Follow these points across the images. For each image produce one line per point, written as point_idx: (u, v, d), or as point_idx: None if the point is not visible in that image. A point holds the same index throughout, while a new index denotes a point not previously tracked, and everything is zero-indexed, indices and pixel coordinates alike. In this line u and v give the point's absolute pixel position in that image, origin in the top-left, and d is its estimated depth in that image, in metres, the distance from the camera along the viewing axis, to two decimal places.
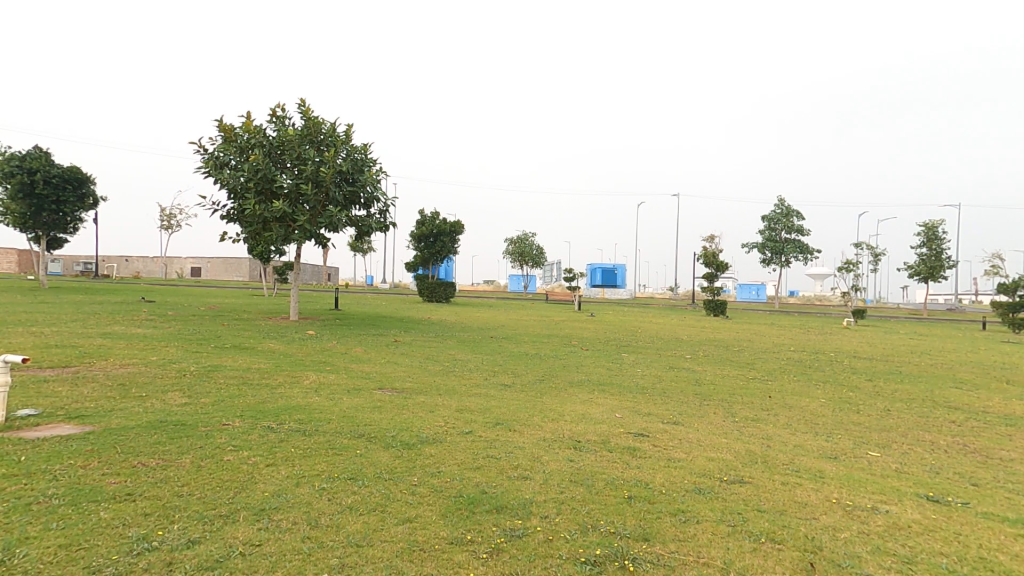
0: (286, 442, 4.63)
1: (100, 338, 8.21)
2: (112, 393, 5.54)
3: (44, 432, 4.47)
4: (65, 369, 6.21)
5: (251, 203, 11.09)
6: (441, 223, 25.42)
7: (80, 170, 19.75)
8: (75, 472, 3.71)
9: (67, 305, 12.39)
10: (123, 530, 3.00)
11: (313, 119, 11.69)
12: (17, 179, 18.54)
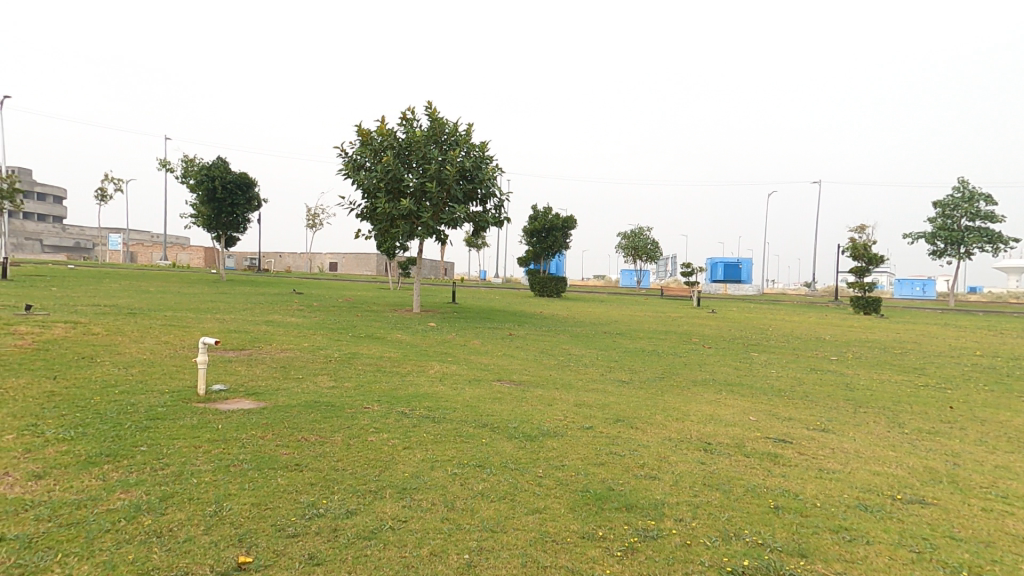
0: (419, 426, 4.97)
1: (264, 324, 9.44)
2: (276, 374, 6.36)
3: (231, 405, 5.28)
4: (242, 351, 7.24)
5: (381, 201, 11.99)
6: (555, 218, 25.53)
7: (248, 177, 22.69)
8: (256, 442, 4.36)
9: (239, 295, 14.44)
10: (297, 496, 3.47)
11: (438, 120, 12.33)
12: (203, 188, 21.84)
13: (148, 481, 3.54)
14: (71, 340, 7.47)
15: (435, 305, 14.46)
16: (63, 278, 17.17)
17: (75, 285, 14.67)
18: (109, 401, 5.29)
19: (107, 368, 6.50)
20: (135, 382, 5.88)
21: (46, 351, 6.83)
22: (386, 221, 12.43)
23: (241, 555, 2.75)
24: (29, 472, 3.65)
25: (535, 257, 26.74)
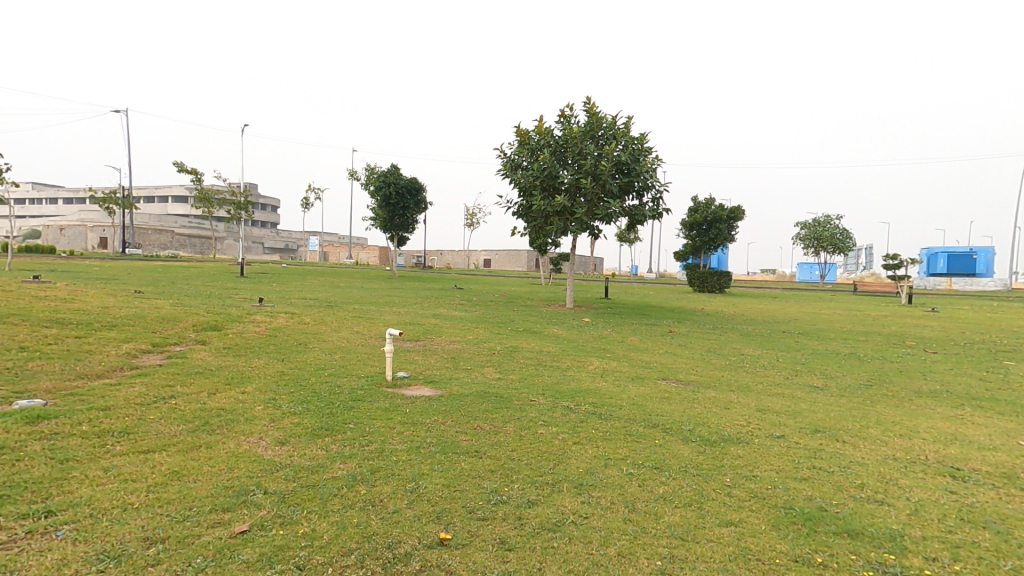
0: (586, 422, 4.89)
1: (433, 317, 10.23)
2: (448, 363, 6.80)
3: (413, 391, 5.77)
4: (419, 342, 7.89)
5: (536, 199, 12.23)
6: (718, 210, 23.90)
7: (416, 182, 24.93)
8: (439, 427, 4.77)
9: (415, 289, 16.07)
10: (480, 481, 3.74)
11: (596, 115, 12.20)
12: (379, 194, 24.51)
13: (358, 455, 4.38)
14: (292, 326, 8.95)
15: (587, 300, 14.36)
16: (282, 274, 20.87)
17: (287, 280, 17.69)
18: (322, 382, 6.20)
19: (317, 352, 7.61)
20: (338, 365, 6.78)
21: (274, 336, 8.23)
22: (540, 218, 12.66)
23: (442, 532, 3.11)
24: (275, 439, 4.86)
25: (694, 251, 25.34)
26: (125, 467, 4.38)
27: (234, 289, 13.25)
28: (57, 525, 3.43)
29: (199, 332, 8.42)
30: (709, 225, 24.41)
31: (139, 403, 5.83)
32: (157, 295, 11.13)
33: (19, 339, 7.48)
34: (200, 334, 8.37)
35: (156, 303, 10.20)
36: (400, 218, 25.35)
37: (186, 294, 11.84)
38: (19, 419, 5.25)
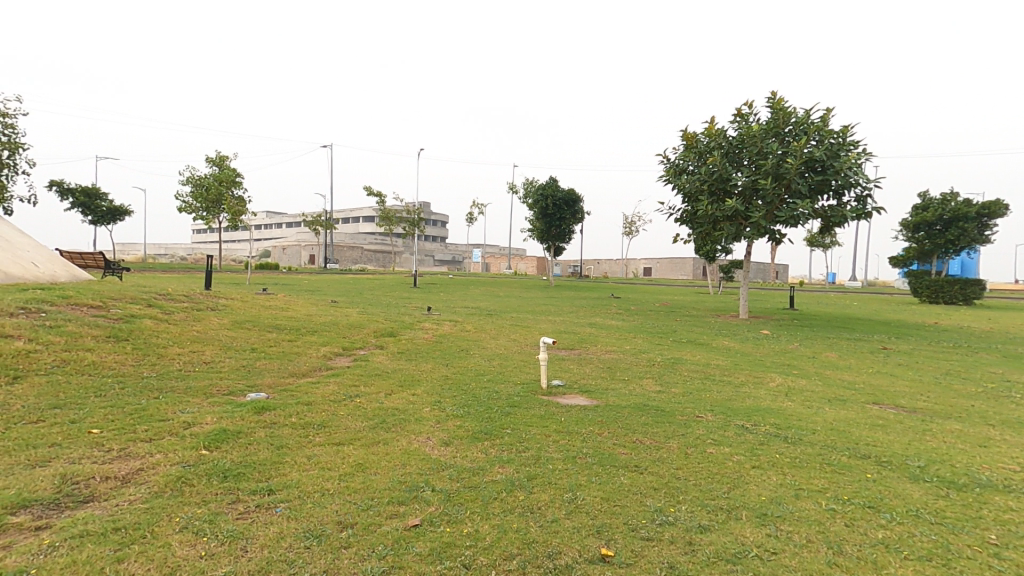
0: (767, 445, 4.20)
1: (589, 326, 10.00)
2: (605, 373, 6.50)
3: (569, 400, 5.59)
4: (574, 350, 7.72)
5: (704, 204, 11.49)
6: (962, 206, 19.97)
7: (574, 194, 25.20)
8: (595, 438, 4.50)
9: (573, 299, 16.07)
10: (642, 498, 3.39)
11: (782, 110, 11.01)
12: (538, 206, 25.32)
13: (516, 460, 4.33)
14: (456, 334, 9.48)
15: (767, 311, 12.88)
16: (451, 285, 22.64)
17: (455, 290, 19.06)
18: (481, 387, 6.36)
19: (478, 358, 7.90)
20: (496, 372, 6.92)
21: (440, 343, 8.77)
22: (708, 224, 11.82)
23: (604, 547, 2.88)
24: (440, 440, 5.09)
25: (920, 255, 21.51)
26: (323, 456, 5.09)
27: (409, 299, 14.61)
28: (276, 502, 4.20)
29: (379, 338, 9.36)
30: (946, 225, 20.50)
31: (333, 399, 6.65)
32: (349, 305, 12.75)
33: (250, 341, 9.12)
34: (380, 339, 9.31)
35: (347, 312, 11.67)
36: (556, 228, 26.03)
37: (371, 303, 13.38)
38: (250, 409, 6.34)
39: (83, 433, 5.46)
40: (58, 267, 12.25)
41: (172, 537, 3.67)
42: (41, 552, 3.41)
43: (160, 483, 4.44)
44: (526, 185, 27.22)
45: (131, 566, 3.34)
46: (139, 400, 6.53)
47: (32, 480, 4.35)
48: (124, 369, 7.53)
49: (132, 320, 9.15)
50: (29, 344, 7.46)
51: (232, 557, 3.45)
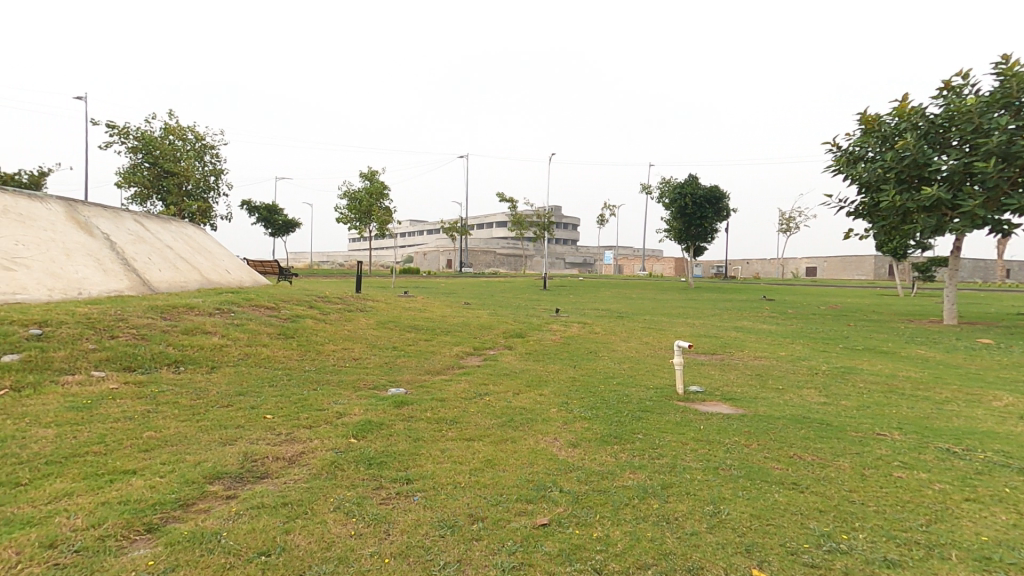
0: (987, 475, 3.40)
1: (734, 332, 9.22)
2: (753, 381, 5.87)
3: (709, 407, 5.14)
4: (715, 355, 7.14)
5: (893, 193, 10.97)
6: None
7: (718, 190, 23.86)
8: (742, 449, 4.04)
9: (710, 305, 15.02)
10: (803, 519, 2.95)
11: (1011, 80, 9.93)
12: (677, 205, 24.47)
13: (649, 467, 4.02)
14: (584, 336, 9.31)
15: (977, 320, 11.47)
16: (580, 288, 22.52)
17: (587, 293, 18.91)
18: (611, 390, 6.08)
19: (606, 361, 7.63)
20: (627, 375, 6.61)
21: (569, 344, 8.65)
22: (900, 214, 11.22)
23: (755, 569, 2.57)
24: (568, 441, 4.93)
25: None
26: (455, 450, 5.23)
27: (539, 301, 14.77)
28: (414, 491, 4.40)
29: (508, 339, 9.51)
30: None
31: (464, 397, 6.84)
32: (481, 307, 13.22)
33: (393, 340, 9.83)
34: (509, 340, 9.46)
35: (479, 313, 12.10)
36: (696, 228, 24.78)
37: (501, 305, 13.74)
38: (391, 403, 6.78)
39: (259, 417, 6.27)
40: (245, 274, 14.44)
41: (327, 515, 4.01)
42: (229, 518, 3.92)
43: (318, 466, 4.90)
44: (664, 185, 26.21)
45: (296, 537, 3.69)
46: (302, 390, 7.35)
47: (223, 456, 5.07)
48: (291, 363, 8.55)
49: (298, 320, 10.41)
50: (222, 340, 8.83)
51: (377, 539, 3.66)
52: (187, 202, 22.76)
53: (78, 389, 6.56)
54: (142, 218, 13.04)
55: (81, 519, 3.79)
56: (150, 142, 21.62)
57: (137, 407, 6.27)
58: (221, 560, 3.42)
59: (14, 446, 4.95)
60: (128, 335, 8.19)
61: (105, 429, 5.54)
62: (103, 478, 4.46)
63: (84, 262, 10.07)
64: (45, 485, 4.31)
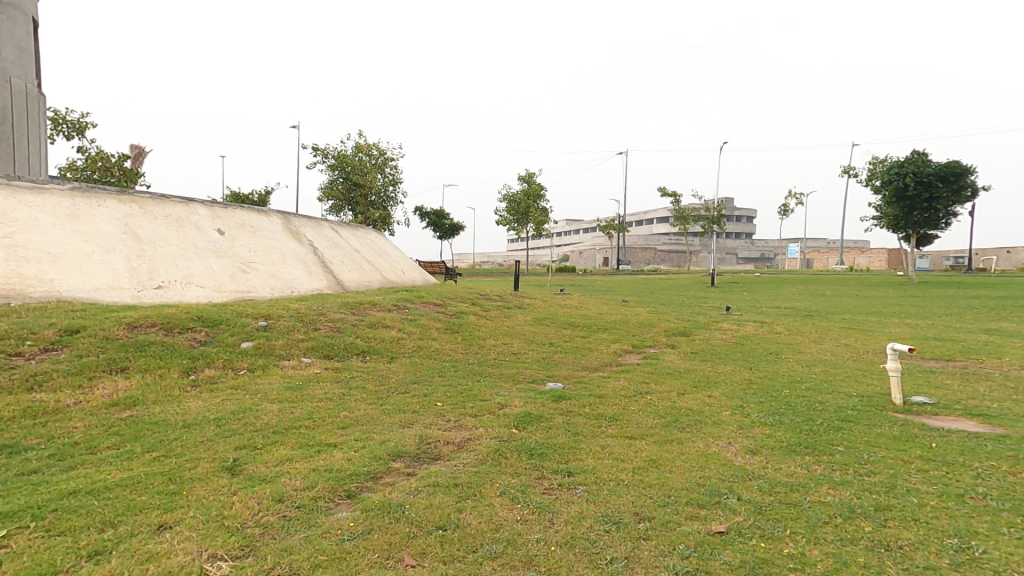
0: None
1: (962, 343, 7.97)
2: (1015, 396, 5.23)
3: (947, 422, 4.59)
4: (951, 363, 6.70)
5: None
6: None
7: (951, 165, 22.60)
8: (1003, 477, 3.52)
9: (914, 309, 12.75)
10: None
11: None
12: (895, 185, 23.52)
13: (855, 484, 3.57)
14: (759, 339, 8.58)
15: None
16: (753, 285, 20.85)
17: (762, 292, 17.55)
18: (798, 395, 5.60)
19: (789, 365, 6.98)
20: (818, 380, 6.00)
21: (744, 344, 8.21)
22: None
23: None
24: (744, 447, 4.55)
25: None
26: (616, 447, 5.16)
27: (706, 300, 14.15)
28: (576, 484, 4.44)
29: (671, 336, 9.25)
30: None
31: (624, 394, 6.71)
32: (638, 304, 12.92)
33: (549, 336, 10.06)
34: (670, 338, 9.10)
35: (637, 311, 11.80)
36: (921, 213, 23.51)
37: (662, 302, 13.39)
38: (549, 397, 6.94)
39: (432, 404, 6.87)
40: (417, 274, 15.97)
41: (494, 499, 4.24)
42: (410, 493, 4.35)
43: (483, 453, 5.20)
44: (878, 166, 25.15)
45: (468, 516, 3.97)
46: (467, 381, 7.90)
47: (403, 437, 5.64)
48: (457, 355, 9.23)
49: (462, 316, 11.20)
50: (399, 333, 9.86)
51: (543, 526, 3.77)
52: (372, 211, 25.96)
53: (293, 372, 7.88)
54: (337, 226, 15.16)
55: (299, 481, 4.51)
56: (344, 159, 25.04)
57: (334, 390, 7.30)
58: (405, 529, 3.80)
59: (250, 416, 6.10)
60: (328, 327, 9.57)
61: (313, 407, 6.55)
62: (313, 448, 5.27)
63: (295, 265, 12.02)
64: (272, 450, 5.23)
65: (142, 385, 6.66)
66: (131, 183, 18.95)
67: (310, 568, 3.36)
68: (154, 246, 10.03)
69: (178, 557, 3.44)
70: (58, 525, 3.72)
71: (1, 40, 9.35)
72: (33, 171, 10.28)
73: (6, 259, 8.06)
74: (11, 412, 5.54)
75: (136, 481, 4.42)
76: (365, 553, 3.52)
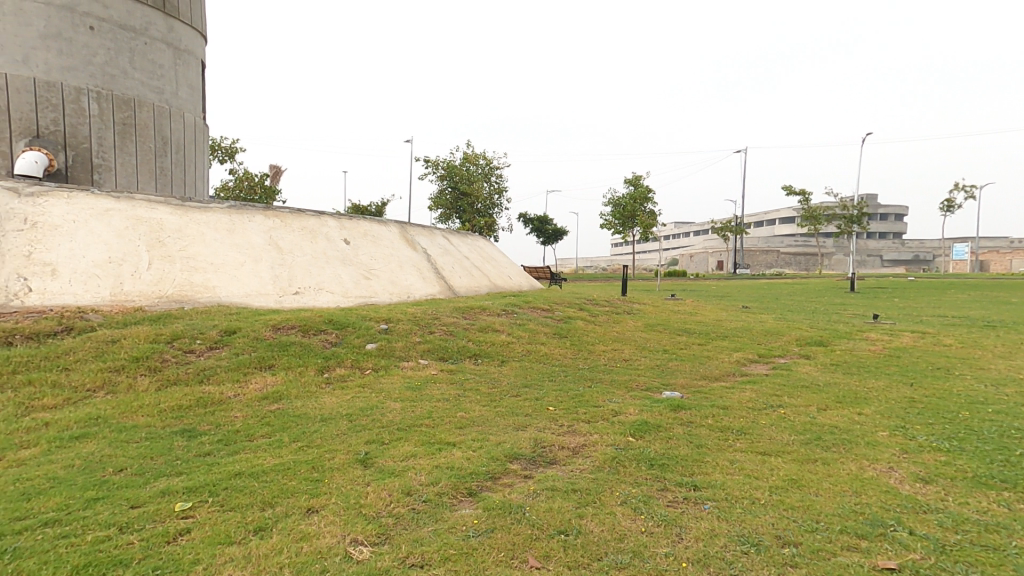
0: None
1: None
2: None
3: None
4: None
5: None
6: None
7: None
8: None
9: None
10: None
11: None
12: None
13: None
14: (921, 352, 8.04)
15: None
16: (899, 290, 18.97)
17: (921, 297, 15.99)
18: (979, 420, 5.23)
19: (966, 384, 6.57)
20: (1010, 404, 5.58)
21: (900, 358, 7.77)
22: None
23: None
24: (912, 474, 4.25)
25: None
26: (747, 463, 4.90)
27: (847, 307, 13.20)
28: (703, 498, 4.28)
29: (807, 345, 8.94)
30: None
31: (752, 407, 6.37)
32: (761, 311, 12.25)
33: (663, 343, 9.79)
34: (804, 348, 8.80)
35: (762, 318, 11.28)
36: None
37: (791, 310, 12.66)
38: (666, 406, 6.74)
39: (544, 408, 6.96)
40: (522, 280, 16.30)
41: (615, 507, 4.20)
42: (529, 495, 4.44)
43: (600, 459, 5.17)
44: None
45: (589, 523, 3.97)
46: (578, 387, 7.89)
47: (518, 439, 5.77)
48: (566, 360, 9.26)
49: (569, 321, 11.23)
50: (508, 337, 10.11)
51: (670, 540, 3.71)
52: (477, 219, 27.03)
53: (411, 372, 8.37)
54: (448, 234, 15.90)
55: (424, 477, 4.77)
56: (452, 170, 26.29)
57: (450, 391, 7.65)
58: (528, 530, 3.89)
59: (377, 413, 6.57)
60: (442, 331, 10.06)
61: (432, 406, 6.91)
62: (435, 446, 5.56)
63: (411, 272, 12.77)
64: (398, 445, 5.59)
65: (286, 381, 7.43)
66: (269, 198, 21.25)
67: (441, 561, 3.55)
68: (292, 256, 11.15)
69: (326, 538, 3.78)
70: (230, 501, 4.26)
71: (179, 82, 10.98)
72: (198, 191, 11.92)
73: (180, 268, 9.38)
74: (187, 401, 6.41)
75: (287, 467, 4.92)
76: (490, 551, 3.65)
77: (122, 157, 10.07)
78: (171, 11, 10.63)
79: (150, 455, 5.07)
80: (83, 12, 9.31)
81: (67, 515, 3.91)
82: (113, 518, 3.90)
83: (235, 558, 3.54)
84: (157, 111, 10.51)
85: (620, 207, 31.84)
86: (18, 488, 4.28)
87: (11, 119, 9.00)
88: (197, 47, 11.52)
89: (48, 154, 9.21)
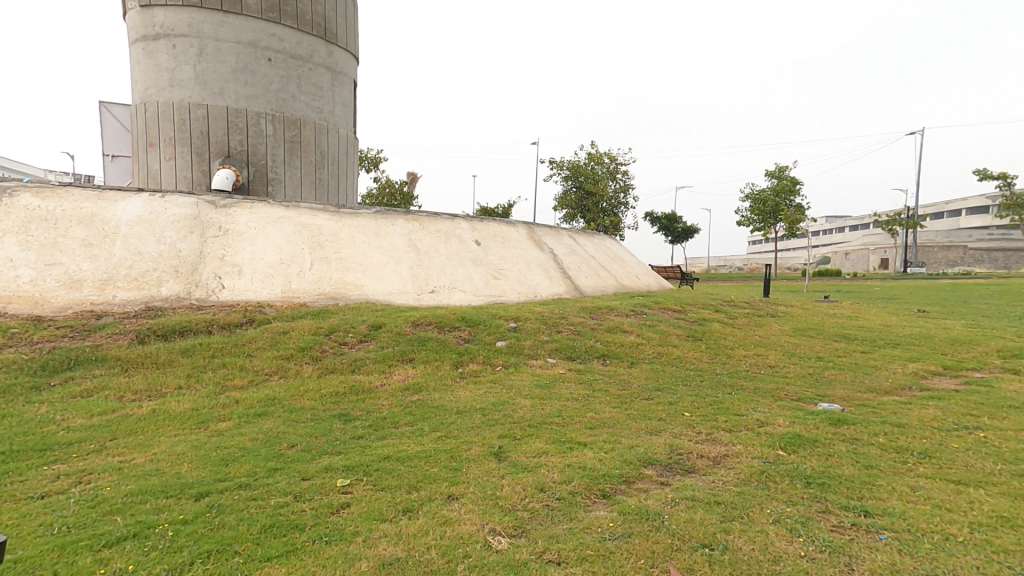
0: None
1: None
2: None
3: None
4: None
5: None
6: None
7: None
8: None
9: None
10: None
11: None
12: None
13: None
14: None
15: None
16: None
17: None
18: None
19: None
20: None
21: None
22: None
23: None
24: None
25: None
26: (935, 492, 4.22)
27: None
28: (878, 527, 3.76)
29: (1013, 358, 7.61)
30: None
31: (937, 427, 5.50)
32: (943, 316, 10.63)
33: (816, 350, 8.85)
34: (1009, 362, 7.47)
35: (946, 325, 9.72)
36: None
37: (984, 315, 10.82)
38: (824, 419, 6.04)
39: (679, 414, 6.62)
40: (651, 280, 15.75)
41: (767, 526, 3.85)
42: (667, 503, 4.22)
43: (746, 472, 4.77)
44: None
45: (737, 539, 3.68)
46: (716, 393, 7.39)
47: (653, 444, 5.54)
48: (702, 364, 8.75)
49: (704, 323, 10.61)
50: (637, 339, 9.81)
51: (838, 570, 3.32)
52: (602, 219, 26.80)
53: (540, 370, 8.45)
54: (575, 233, 15.86)
55: (557, 474, 4.77)
56: (577, 170, 26.24)
57: (579, 390, 7.59)
58: (668, 539, 3.71)
59: (509, 409, 6.71)
60: (569, 330, 10.04)
61: (562, 405, 6.91)
62: (566, 445, 5.54)
63: (539, 272, 12.96)
64: (531, 442, 5.65)
65: (425, 373, 7.90)
66: (408, 203, 22.87)
67: (577, 560, 3.51)
68: (428, 256, 11.87)
69: (467, 525, 3.93)
70: (381, 482, 4.61)
71: (336, 101, 12.26)
72: (348, 198, 13.19)
73: (336, 269, 10.43)
74: (343, 388, 7.09)
75: (428, 454, 5.22)
76: (629, 557, 3.53)
77: (290, 171, 11.48)
78: (331, 38, 11.86)
79: (315, 434, 5.68)
80: (264, 46, 10.76)
81: (255, 481, 4.50)
82: (289, 487, 4.42)
83: (388, 534, 3.80)
84: (318, 129, 11.82)
85: (762, 202, 29.57)
86: (219, 454, 5.03)
87: (209, 142, 10.70)
88: (351, 69, 12.76)
89: (235, 171, 10.79)
